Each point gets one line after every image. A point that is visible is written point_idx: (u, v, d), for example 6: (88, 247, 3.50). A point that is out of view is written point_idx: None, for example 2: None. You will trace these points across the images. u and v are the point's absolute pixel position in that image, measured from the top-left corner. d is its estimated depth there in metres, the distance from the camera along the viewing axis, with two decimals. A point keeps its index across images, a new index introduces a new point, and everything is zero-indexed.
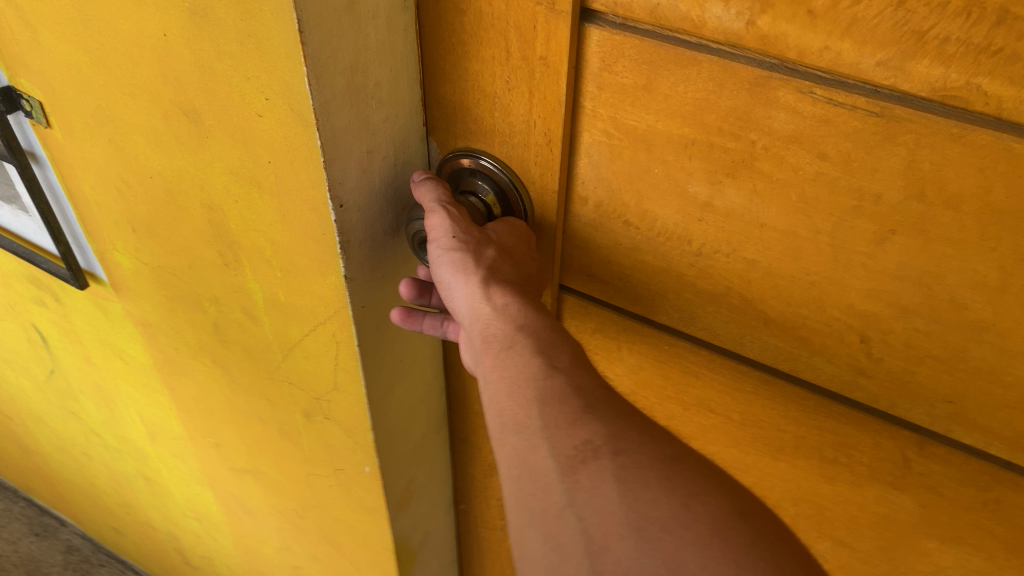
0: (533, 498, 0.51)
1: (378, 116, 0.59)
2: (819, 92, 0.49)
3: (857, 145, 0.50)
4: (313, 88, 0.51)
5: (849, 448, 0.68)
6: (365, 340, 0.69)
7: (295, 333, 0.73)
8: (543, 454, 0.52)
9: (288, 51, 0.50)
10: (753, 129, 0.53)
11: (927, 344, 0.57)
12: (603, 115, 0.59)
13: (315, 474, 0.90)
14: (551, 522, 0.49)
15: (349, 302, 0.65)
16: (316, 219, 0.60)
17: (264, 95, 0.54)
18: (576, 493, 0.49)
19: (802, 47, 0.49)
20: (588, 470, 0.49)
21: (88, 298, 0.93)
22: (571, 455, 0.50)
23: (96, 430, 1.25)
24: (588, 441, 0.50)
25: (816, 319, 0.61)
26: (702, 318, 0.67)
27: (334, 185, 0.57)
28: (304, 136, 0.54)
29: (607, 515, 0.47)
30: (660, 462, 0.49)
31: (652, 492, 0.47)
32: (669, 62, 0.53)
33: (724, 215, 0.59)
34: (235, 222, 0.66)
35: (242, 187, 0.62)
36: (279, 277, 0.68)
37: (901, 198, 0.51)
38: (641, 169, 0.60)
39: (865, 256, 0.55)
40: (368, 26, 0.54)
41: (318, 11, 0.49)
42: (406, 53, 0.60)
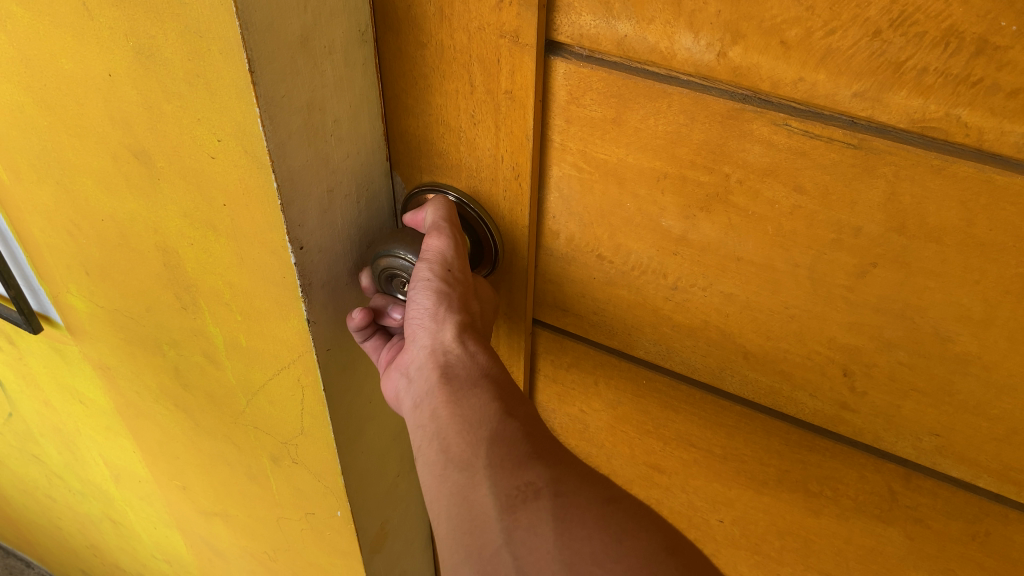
0: (469, 535, 0.52)
1: (338, 154, 0.59)
2: (794, 125, 0.50)
3: (835, 177, 0.51)
4: (267, 130, 0.51)
5: (834, 481, 0.68)
6: (331, 383, 0.69)
7: (259, 377, 0.72)
8: (483, 493, 0.53)
9: (240, 93, 0.50)
10: (727, 163, 0.53)
11: (911, 378, 0.57)
12: (572, 149, 0.59)
13: (284, 517, 0.89)
14: (489, 561, 0.50)
15: (313, 346, 0.65)
16: (274, 262, 0.60)
17: (215, 137, 0.54)
18: (514, 531, 0.50)
19: (775, 78, 0.49)
20: (527, 509, 0.50)
21: (44, 341, 0.92)
22: (512, 494, 0.51)
23: (59, 473, 1.23)
24: (530, 482, 0.52)
25: (796, 352, 0.61)
26: (679, 352, 0.67)
27: (293, 229, 0.57)
28: (258, 178, 0.54)
29: (542, 554, 0.48)
30: (598, 501, 0.50)
31: (587, 530, 0.48)
32: (639, 94, 0.53)
33: (700, 249, 0.59)
34: (191, 265, 0.65)
35: (199, 230, 0.62)
36: (238, 321, 0.67)
37: (882, 231, 0.51)
38: (613, 203, 0.60)
39: (846, 289, 0.55)
40: (324, 62, 0.54)
41: (268, 50, 0.48)
42: (366, 88, 0.60)
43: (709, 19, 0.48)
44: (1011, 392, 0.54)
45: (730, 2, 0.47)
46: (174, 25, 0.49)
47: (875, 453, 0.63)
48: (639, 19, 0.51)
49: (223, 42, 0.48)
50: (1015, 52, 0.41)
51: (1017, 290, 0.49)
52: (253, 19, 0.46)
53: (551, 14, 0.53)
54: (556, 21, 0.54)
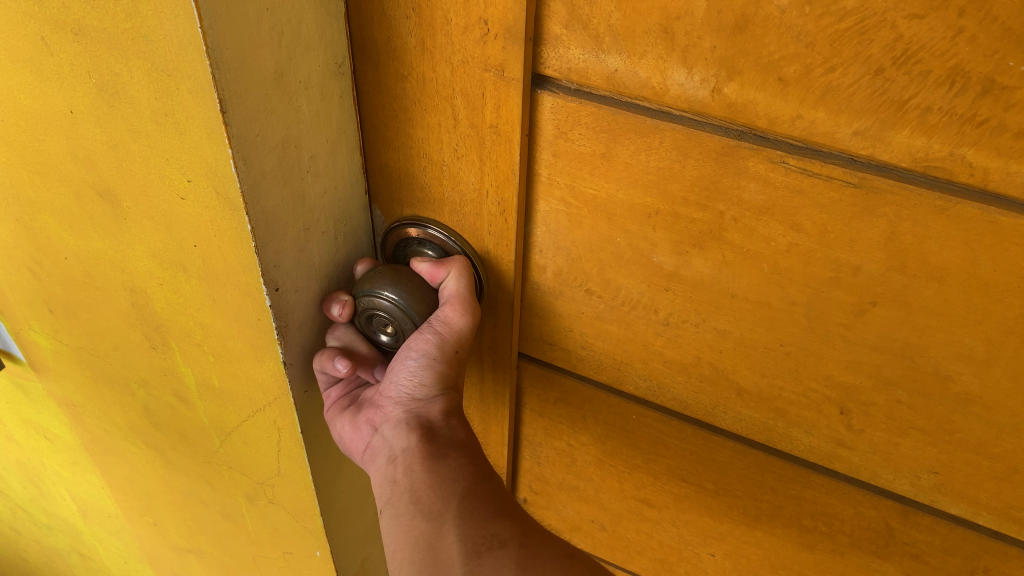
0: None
1: (314, 190, 0.59)
2: (792, 164, 0.49)
3: (834, 217, 0.50)
4: (242, 170, 0.51)
5: (829, 517, 0.67)
6: (308, 424, 0.69)
7: (233, 419, 0.72)
8: (451, 543, 0.56)
9: (212, 133, 0.49)
10: (721, 200, 0.53)
11: (911, 416, 0.56)
12: (559, 183, 0.59)
13: (261, 555, 0.88)
14: None
15: (288, 389, 0.65)
16: (248, 304, 0.59)
17: (186, 178, 0.53)
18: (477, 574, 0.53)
19: (772, 116, 0.48)
20: (491, 555, 0.54)
21: (6, 376, 0.92)
22: (478, 541, 0.55)
23: (24, 506, 1.22)
24: (496, 533, 0.55)
25: (793, 390, 0.60)
26: (670, 388, 0.66)
27: (269, 270, 0.57)
28: (233, 220, 0.54)
29: None
30: (557, 556, 0.54)
31: None
32: (630, 130, 0.53)
33: (692, 285, 0.58)
34: (160, 306, 0.65)
35: (167, 270, 0.61)
36: (211, 362, 0.67)
37: (882, 270, 0.50)
38: (602, 238, 0.60)
39: (844, 327, 0.54)
40: (299, 98, 0.54)
41: (241, 88, 0.48)
42: (344, 121, 0.60)
43: (703, 55, 0.48)
44: (1014, 431, 0.53)
45: (725, 38, 0.46)
46: (140, 63, 0.48)
47: (872, 490, 0.63)
48: (630, 54, 0.50)
49: (190, 82, 0.47)
50: (1022, 93, 0.41)
51: (1021, 332, 0.49)
52: (225, 58, 0.46)
53: (538, 47, 0.53)
54: (543, 56, 0.53)
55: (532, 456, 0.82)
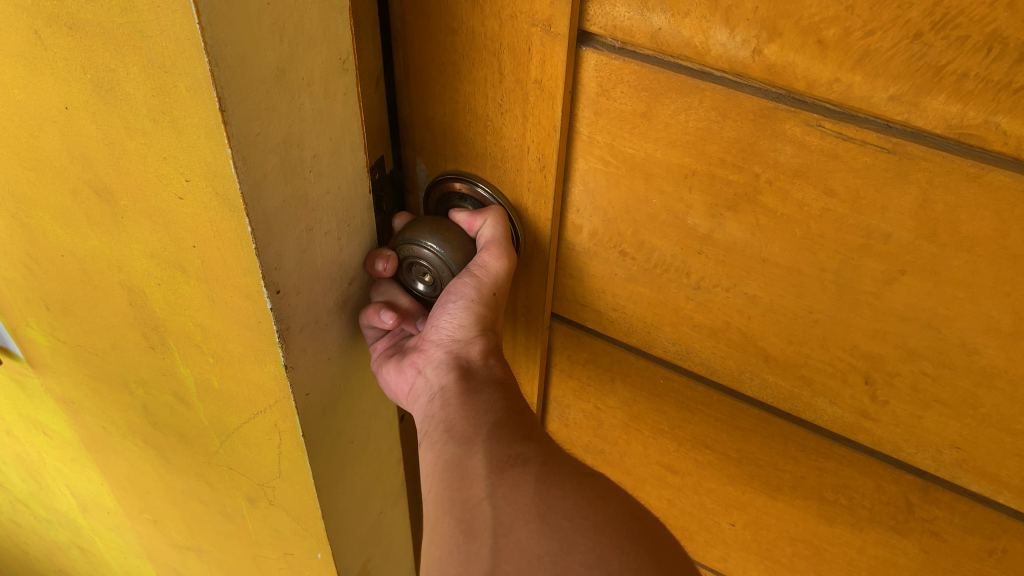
0: (456, 493, 0.54)
1: (317, 191, 0.56)
2: (828, 126, 0.48)
3: (867, 181, 0.49)
4: (240, 171, 0.48)
5: (851, 490, 0.66)
6: (309, 428, 0.67)
7: (233, 420, 0.71)
8: (478, 461, 0.55)
9: (211, 132, 0.47)
10: (757, 162, 0.52)
11: (935, 389, 0.56)
12: (600, 142, 0.57)
13: (262, 556, 0.89)
14: (469, 509, 0.53)
15: (290, 392, 0.63)
16: (248, 305, 0.57)
17: (183, 177, 0.51)
18: (498, 486, 0.53)
19: (810, 78, 0.47)
20: (514, 470, 0.54)
21: (5, 373, 0.93)
22: (502, 458, 0.55)
23: (24, 500, 1.24)
24: (521, 453, 0.55)
25: (819, 358, 0.59)
26: (698, 353, 0.65)
27: (269, 272, 0.54)
28: (233, 222, 0.52)
29: (520, 505, 0.52)
30: (578, 475, 0.54)
31: (564, 491, 0.52)
32: (671, 89, 0.52)
33: (725, 249, 0.57)
34: (158, 306, 0.63)
35: (166, 271, 0.59)
36: (211, 362, 0.66)
37: (912, 238, 0.50)
38: (638, 199, 0.59)
39: (872, 294, 0.54)
40: (301, 95, 0.50)
41: (241, 86, 0.45)
42: (348, 120, 0.56)
43: (745, 15, 0.46)
44: None
45: None
46: (138, 59, 0.46)
47: (893, 464, 0.62)
48: (674, 13, 0.49)
49: (188, 78, 0.45)
50: None
51: None
52: (225, 54, 0.43)
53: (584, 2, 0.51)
54: (589, 12, 0.52)
55: (560, 418, 0.82)
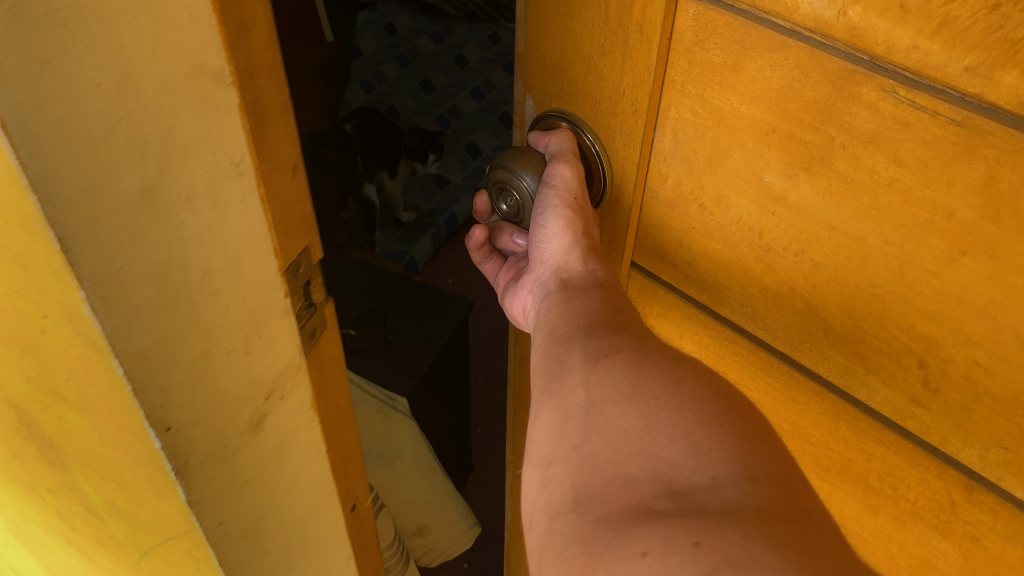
0: (557, 387, 0.58)
1: (211, 311, 0.47)
2: (902, 94, 0.49)
3: (935, 153, 0.49)
4: (101, 316, 0.39)
5: (895, 479, 0.64)
6: (224, 556, 0.59)
7: (143, 542, 0.61)
8: (576, 356, 0.58)
9: (54, 275, 0.38)
10: (833, 124, 0.53)
11: (986, 381, 0.54)
12: (691, 92, 0.59)
13: None
14: (566, 395, 0.57)
15: (197, 525, 0.55)
16: (136, 444, 0.48)
17: (41, 313, 0.42)
18: (592, 374, 0.56)
19: (890, 43, 0.49)
20: (606, 361, 0.56)
21: None
22: (597, 350, 0.58)
23: None
24: (614, 343, 0.58)
25: (876, 334, 0.59)
26: (761, 317, 0.66)
27: (154, 411, 0.45)
28: (101, 364, 0.42)
29: (611, 388, 0.55)
30: (669, 357, 0.56)
31: (652, 372, 0.54)
32: (759, 44, 0.54)
33: (797, 211, 0.59)
34: (45, 429, 0.54)
35: (46, 397, 0.50)
36: (111, 487, 0.57)
37: (975, 217, 0.49)
38: (720, 153, 0.60)
39: (932, 274, 0.53)
40: (180, 213, 0.42)
41: (90, 221, 0.36)
42: (250, 225, 0.47)
43: None
44: None
45: None
46: None
47: (940, 457, 0.60)
48: None
49: (19, 219, 0.36)
50: None
51: None
52: (57, 195, 0.34)
53: None
54: None
55: None
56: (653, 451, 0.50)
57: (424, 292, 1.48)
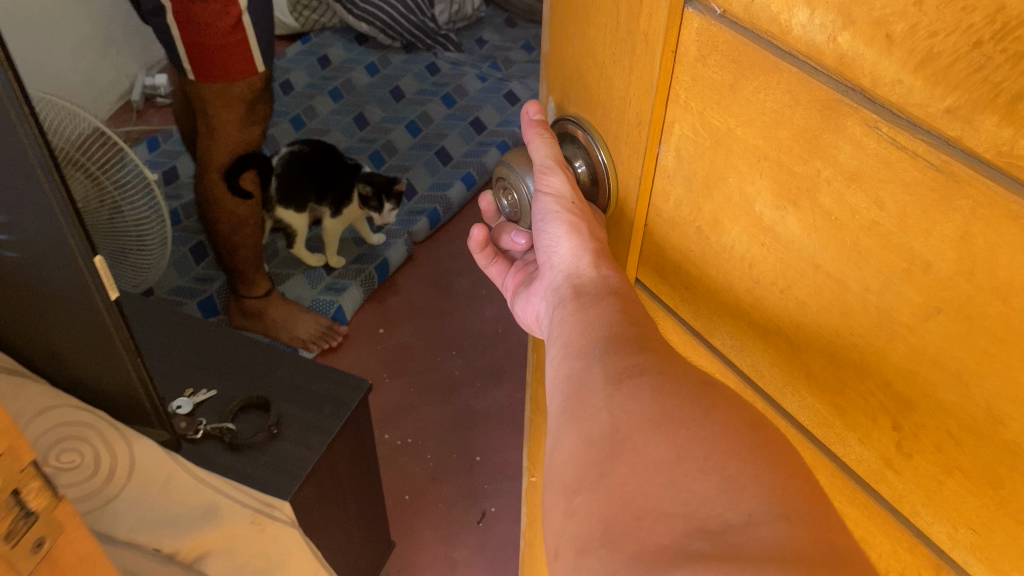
0: (578, 408, 0.55)
1: None
2: (885, 130, 0.45)
3: (914, 200, 0.45)
4: None
5: (868, 545, 0.62)
6: None
7: None
8: (595, 373, 0.56)
9: None
10: (820, 157, 0.50)
11: (959, 455, 0.49)
12: (693, 109, 0.57)
13: None
14: (588, 417, 0.54)
15: None
16: None
17: None
18: (614, 396, 0.53)
19: (876, 75, 0.45)
20: (631, 382, 0.54)
21: None
22: (620, 369, 0.55)
23: None
24: (636, 362, 0.55)
25: (854, 388, 0.55)
26: (749, 353, 0.64)
27: None
28: None
29: (637, 414, 0.52)
30: (694, 384, 0.53)
31: (681, 399, 0.51)
32: (754, 65, 0.51)
33: (785, 246, 0.56)
34: None
35: None
36: None
37: (950, 272, 0.44)
38: (717, 175, 0.58)
39: (907, 328, 0.49)
40: None
41: None
42: None
43: None
44: None
45: None
46: None
47: (911, 531, 0.57)
48: None
49: None
50: None
51: None
52: None
53: None
54: None
55: None
56: (684, 483, 0.47)
57: (320, 373, 1.27)
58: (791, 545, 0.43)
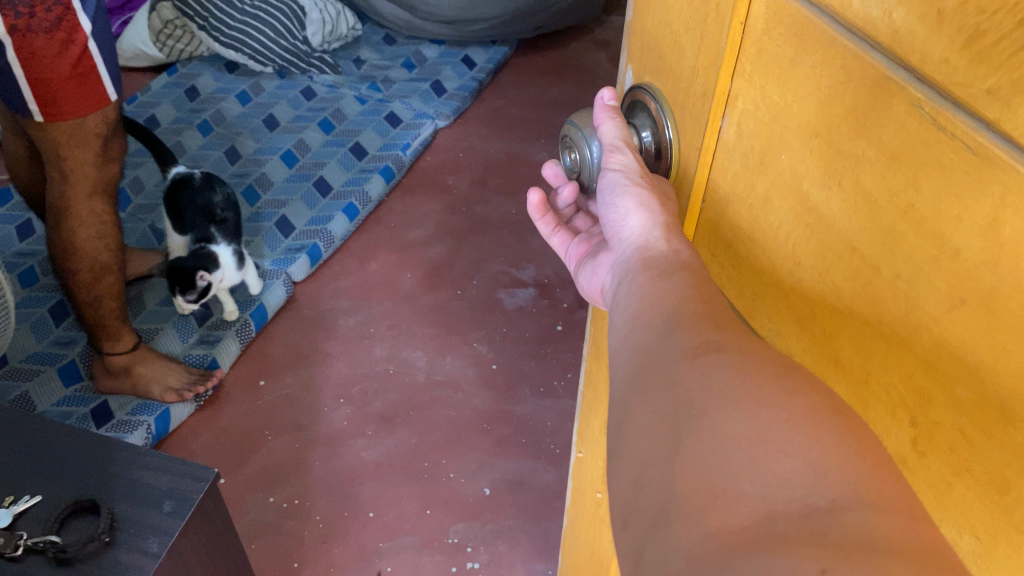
0: (658, 378, 0.53)
1: None
2: (927, 110, 0.44)
3: (949, 181, 0.44)
4: None
5: None
6: None
7: None
8: (672, 346, 0.54)
9: None
10: (867, 136, 0.49)
11: (971, 456, 0.48)
12: (755, 83, 0.58)
13: None
14: (669, 388, 0.52)
15: None
16: None
17: None
18: (691, 374, 0.51)
19: (924, 53, 0.44)
20: (709, 357, 0.51)
21: None
22: (698, 344, 0.53)
23: None
24: (713, 340, 0.53)
25: (878, 379, 0.54)
26: (783, 339, 0.63)
27: None
28: None
29: (718, 389, 0.49)
30: (776, 362, 0.50)
31: (762, 378, 0.48)
32: (813, 41, 0.51)
33: (826, 225, 0.55)
34: None
35: None
36: None
37: (978, 259, 0.43)
38: (772, 152, 0.58)
39: (933, 318, 0.48)
40: None
41: None
42: None
43: None
44: None
45: None
46: None
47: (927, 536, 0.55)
48: None
49: None
50: None
51: None
52: None
53: None
54: None
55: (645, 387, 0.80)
56: (767, 464, 0.44)
57: (162, 467, 1.13)
58: (881, 512, 0.40)
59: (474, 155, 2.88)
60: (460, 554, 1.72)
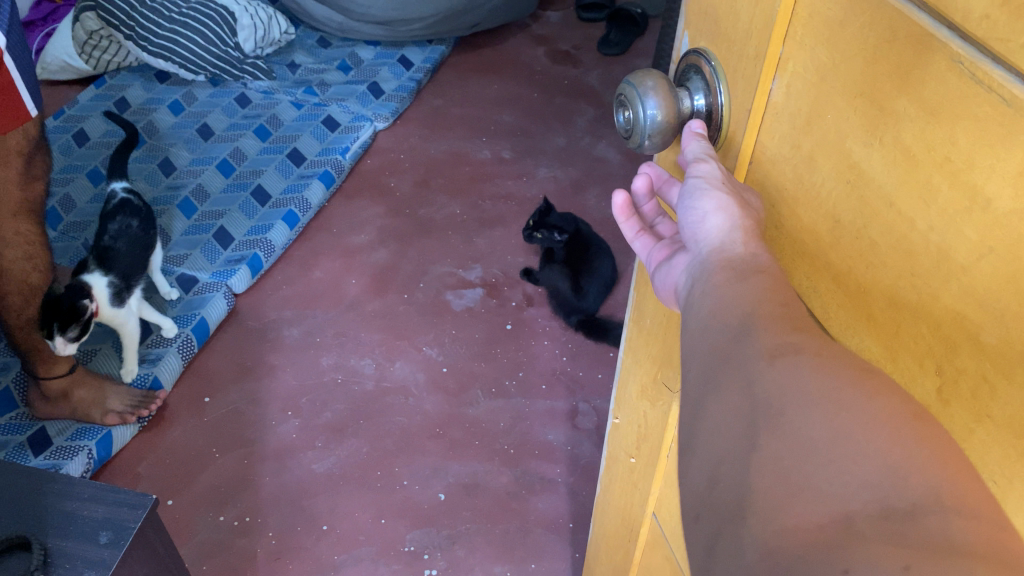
0: (728, 371, 0.46)
1: None
2: (968, 65, 0.39)
3: (985, 134, 0.40)
4: None
5: None
6: None
7: None
8: (746, 343, 0.46)
9: None
10: (903, 91, 0.44)
11: (994, 402, 0.44)
12: (805, 43, 0.52)
13: None
14: (743, 385, 0.45)
15: None
16: None
17: None
18: (768, 374, 0.44)
19: (966, 9, 0.39)
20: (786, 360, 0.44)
21: None
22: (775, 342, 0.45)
23: None
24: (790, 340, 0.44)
25: (903, 327, 0.50)
26: (819, 301, 0.59)
27: None
28: None
29: (797, 391, 0.42)
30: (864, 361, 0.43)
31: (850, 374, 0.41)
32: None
33: (868, 182, 0.50)
34: None
35: None
36: None
37: (1011, 209, 0.39)
38: (818, 112, 0.53)
39: (962, 266, 0.43)
40: None
41: None
42: None
43: None
44: None
45: None
46: None
47: None
48: None
49: None
50: None
51: None
52: None
53: None
54: None
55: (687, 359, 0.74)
56: (848, 464, 0.38)
57: (98, 498, 1.04)
58: (955, 489, 0.36)
59: (417, 155, 2.82)
60: (418, 562, 1.65)
